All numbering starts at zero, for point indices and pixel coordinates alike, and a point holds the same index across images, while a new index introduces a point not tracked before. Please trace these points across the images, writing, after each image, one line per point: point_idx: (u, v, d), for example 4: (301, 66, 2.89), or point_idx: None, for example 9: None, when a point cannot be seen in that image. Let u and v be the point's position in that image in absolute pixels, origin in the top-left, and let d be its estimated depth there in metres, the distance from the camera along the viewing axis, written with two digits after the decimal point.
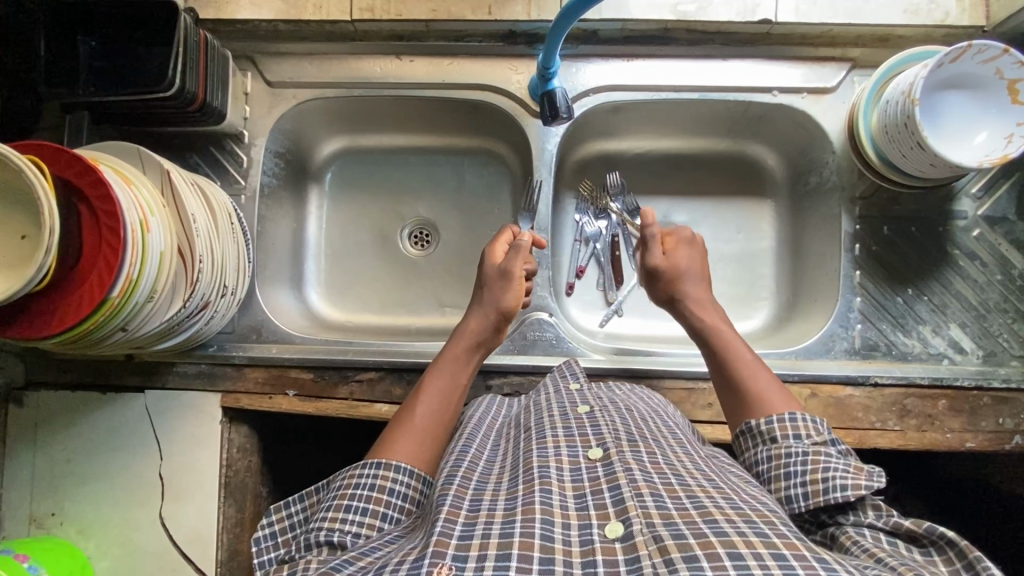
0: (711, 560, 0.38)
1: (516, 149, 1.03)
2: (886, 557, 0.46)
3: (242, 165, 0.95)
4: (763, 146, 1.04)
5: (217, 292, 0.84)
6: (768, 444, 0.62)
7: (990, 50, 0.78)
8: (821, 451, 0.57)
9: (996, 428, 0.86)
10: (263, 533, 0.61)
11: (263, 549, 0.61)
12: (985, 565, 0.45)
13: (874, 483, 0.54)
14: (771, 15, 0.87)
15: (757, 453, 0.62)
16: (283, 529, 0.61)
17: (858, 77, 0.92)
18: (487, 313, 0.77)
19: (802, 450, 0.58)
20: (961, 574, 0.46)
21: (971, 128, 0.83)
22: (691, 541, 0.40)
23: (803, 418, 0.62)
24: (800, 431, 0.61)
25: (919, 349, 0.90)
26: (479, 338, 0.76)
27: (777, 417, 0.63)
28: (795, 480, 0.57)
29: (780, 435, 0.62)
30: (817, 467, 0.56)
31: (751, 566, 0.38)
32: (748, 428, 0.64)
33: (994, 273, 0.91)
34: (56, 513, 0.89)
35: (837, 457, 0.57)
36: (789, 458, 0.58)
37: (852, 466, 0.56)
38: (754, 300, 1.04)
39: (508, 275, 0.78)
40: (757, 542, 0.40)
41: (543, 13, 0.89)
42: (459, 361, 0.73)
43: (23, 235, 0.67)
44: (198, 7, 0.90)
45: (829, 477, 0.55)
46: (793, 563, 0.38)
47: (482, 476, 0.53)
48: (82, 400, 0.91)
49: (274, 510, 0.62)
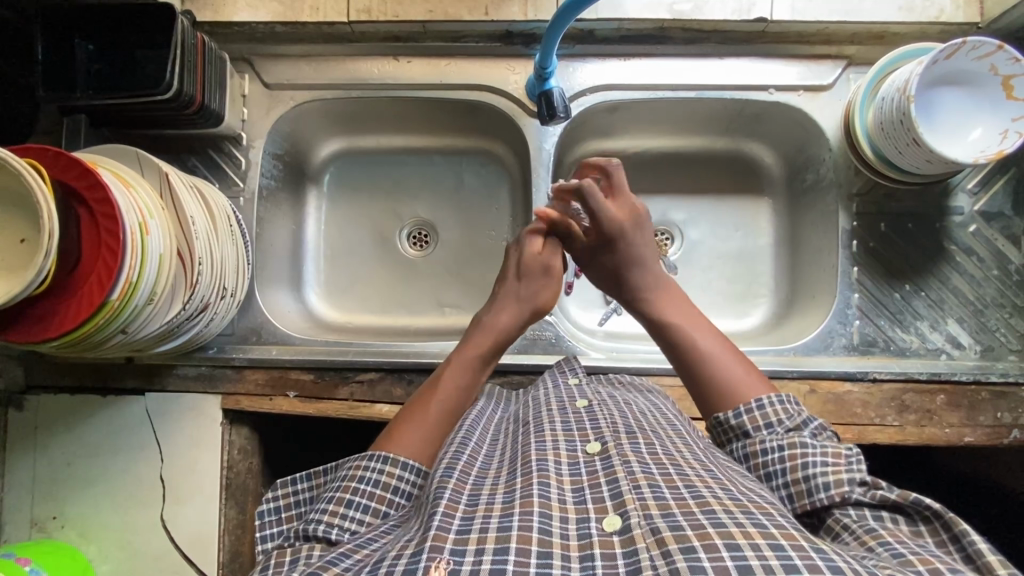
0: (709, 551, 0.39)
1: (514, 149, 1.03)
2: (878, 544, 0.45)
3: (240, 168, 0.95)
4: (759, 144, 1.04)
5: (217, 293, 0.84)
6: (742, 439, 0.60)
7: (985, 46, 0.78)
8: (796, 444, 0.55)
9: (995, 423, 0.86)
10: (266, 506, 0.61)
11: (266, 523, 0.61)
12: (973, 537, 0.44)
13: (854, 473, 0.52)
14: (766, 14, 0.88)
15: (734, 449, 0.60)
16: (287, 504, 0.61)
17: (853, 75, 0.93)
18: (520, 311, 0.78)
19: (775, 446, 0.56)
20: (950, 546, 0.46)
21: (966, 124, 0.84)
22: (688, 532, 0.40)
23: (771, 402, 0.60)
24: (771, 419, 0.59)
25: (917, 344, 0.90)
26: (507, 336, 0.76)
27: (745, 407, 0.61)
28: (776, 478, 0.55)
29: (752, 427, 0.59)
30: (796, 463, 0.54)
31: (747, 557, 0.38)
32: (719, 422, 0.62)
33: (990, 268, 0.91)
34: (57, 516, 0.89)
35: (812, 446, 0.55)
36: (766, 457, 0.56)
37: (828, 455, 0.54)
38: (753, 296, 1.04)
39: (552, 271, 0.80)
40: (753, 534, 0.40)
41: (539, 13, 0.89)
42: (483, 358, 0.73)
43: (23, 238, 0.67)
44: (196, 10, 0.90)
45: (810, 477, 0.53)
46: (791, 554, 0.38)
47: (481, 471, 0.54)
48: (83, 403, 0.91)
49: (280, 486, 0.62)
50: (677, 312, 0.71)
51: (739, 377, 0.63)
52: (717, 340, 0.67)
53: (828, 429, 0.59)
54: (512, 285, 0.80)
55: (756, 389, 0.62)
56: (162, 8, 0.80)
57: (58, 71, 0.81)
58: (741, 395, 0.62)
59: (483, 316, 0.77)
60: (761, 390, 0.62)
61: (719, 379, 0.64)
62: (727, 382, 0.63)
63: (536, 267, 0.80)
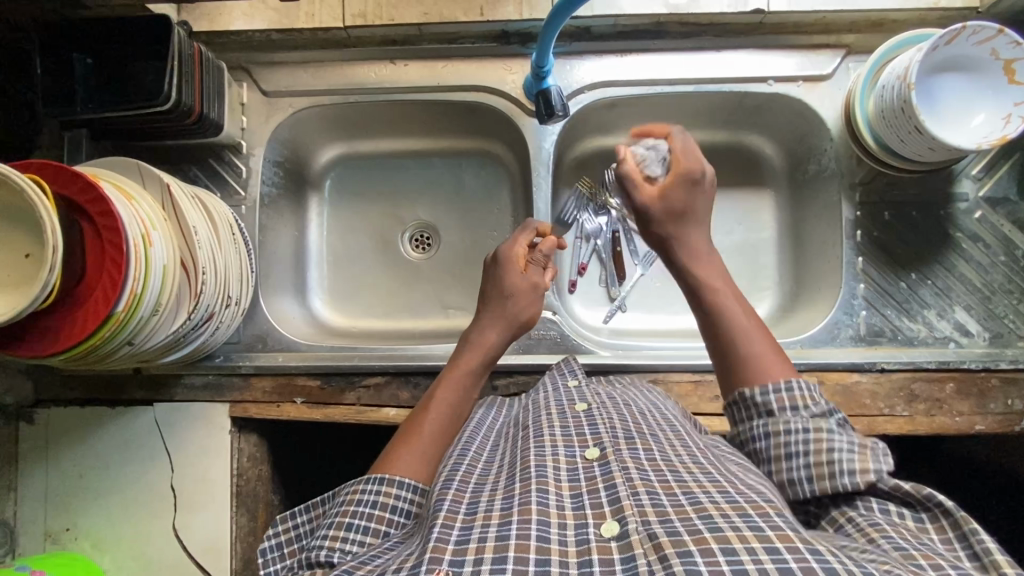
0: (705, 556, 0.39)
1: (514, 149, 1.03)
2: (881, 538, 0.46)
3: (241, 176, 0.96)
4: (761, 136, 1.04)
5: (221, 303, 0.85)
6: (765, 418, 0.59)
7: (985, 31, 0.78)
8: (822, 428, 0.54)
9: (1006, 410, 0.85)
10: (268, 544, 0.61)
11: (269, 560, 0.61)
12: (981, 536, 0.45)
13: (879, 465, 0.51)
14: (763, 5, 0.87)
15: (753, 427, 0.59)
16: (288, 539, 0.61)
17: (853, 63, 0.92)
18: (501, 325, 0.76)
19: (801, 427, 0.55)
20: (956, 544, 0.46)
21: (968, 111, 0.83)
22: (685, 537, 0.40)
23: (799, 386, 0.59)
24: (797, 402, 0.58)
25: (925, 334, 0.90)
26: (495, 351, 0.76)
27: (773, 385, 0.59)
28: (796, 459, 0.54)
29: (777, 407, 0.58)
30: (820, 445, 0.53)
31: (745, 563, 0.38)
32: (741, 399, 0.61)
33: (997, 254, 0.91)
34: (70, 528, 0.89)
35: (839, 433, 0.54)
36: (789, 436, 0.55)
37: (855, 445, 0.53)
38: (757, 290, 1.04)
39: (536, 287, 0.79)
40: (749, 537, 0.40)
41: (534, 12, 0.89)
42: (470, 375, 0.72)
43: (27, 253, 0.67)
44: (192, 20, 0.91)
45: (835, 460, 0.52)
46: (786, 558, 0.38)
47: (479, 478, 0.53)
48: (92, 415, 0.91)
49: (281, 521, 0.62)
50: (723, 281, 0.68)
51: (766, 353, 0.63)
52: (746, 315, 0.66)
53: (852, 424, 0.58)
54: (493, 300, 0.78)
55: (782, 369, 0.61)
56: (157, 20, 0.81)
57: (57, 86, 0.82)
58: (769, 374, 0.61)
59: (470, 332, 0.77)
60: (787, 370, 0.62)
61: (751, 357, 0.62)
62: (756, 358, 0.62)
63: (520, 283, 0.78)
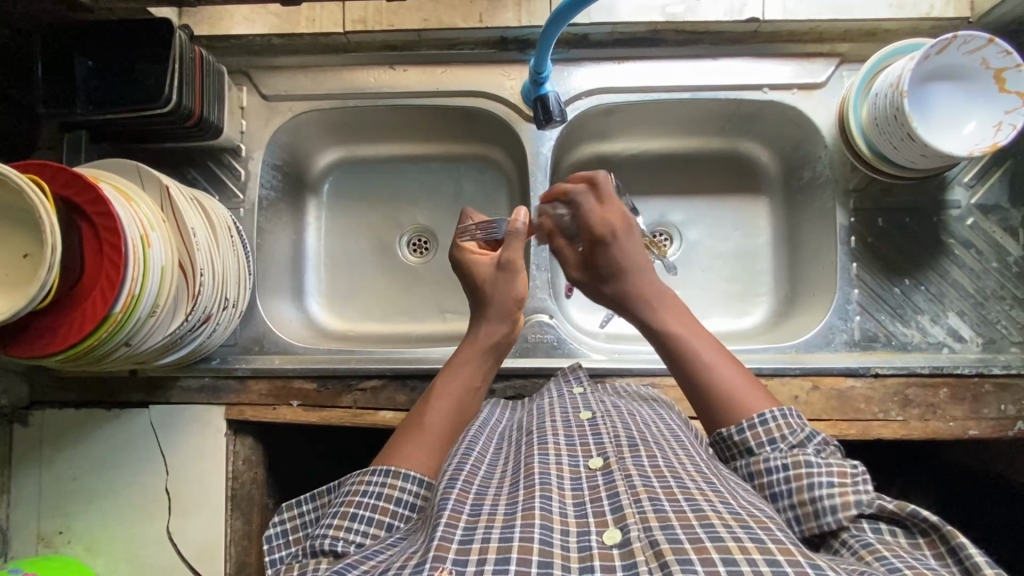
0: (706, 565, 0.39)
1: (511, 153, 1.04)
2: (875, 559, 0.45)
3: (240, 179, 0.96)
4: (756, 144, 1.05)
5: (219, 305, 0.85)
6: (746, 457, 0.59)
7: (975, 40, 0.79)
8: (801, 463, 0.55)
9: (999, 415, 0.86)
10: (273, 531, 0.61)
11: (274, 547, 0.61)
12: (970, 551, 0.45)
13: (862, 492, 0.52)
14: (758, 14, 0.89)
15: (738, 467, 0.60)
16: (294, 527, 0.61)
17: (847, 72, 0.93)
18: (510, 315, 0.76)
19: (781, 466, 0.56)
20: (948, 559, 0.46)
21: (960, 119, 0.84)
22: (686, 546, 0.41)
23: (774, 416, 0.60)
24: (774, 434, 0.59)
25: (919, 339, 0.91)
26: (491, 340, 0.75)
27: (748, 422, 0.60)
28: (783, 500, 0.55)
29: (756, 443, 0.59)
30: (801, 484, 0.54)
31: (743, 572, 0.38)
32: (722, 438, 0.62)
33: (989, 260, 0.92)
34: (64, 531, 0.89)
35: (818, 465, 0.54)
36: (772, 476, 0.56)
37: (834, 475, 0.53)
38: (753, 295, 1.04)
39: (509, 265, 0.77)
40: (749, 549, 0.40)
41: (533, 18, 0.90)
42: (466, 368, 0.72)
43: (26, 253, 0.67)
44: (193, 23, 0.92)
45: (816, 500, 0.52)
46: (785, 569, 0.38)
47: (483, 480, 0.54)
48: (87, 417, 0.91)
49: (286, 509, 0.62)
50: (678, 320, 0.69)
51: (739, 389, 0.63)
52: (711, 351, 0.66)
53: (831, 444, 0.59)
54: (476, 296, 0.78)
55: (758, 403, 0.62)
56: (161, 25, 0.81)
57: (57, 88, 0.82)
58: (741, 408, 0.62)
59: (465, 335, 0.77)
60: (761, 401, 0.62)
61: (716, 394, 0.63)
62: (724, 395, 0.63)
63: (485, 271, 0.79)
